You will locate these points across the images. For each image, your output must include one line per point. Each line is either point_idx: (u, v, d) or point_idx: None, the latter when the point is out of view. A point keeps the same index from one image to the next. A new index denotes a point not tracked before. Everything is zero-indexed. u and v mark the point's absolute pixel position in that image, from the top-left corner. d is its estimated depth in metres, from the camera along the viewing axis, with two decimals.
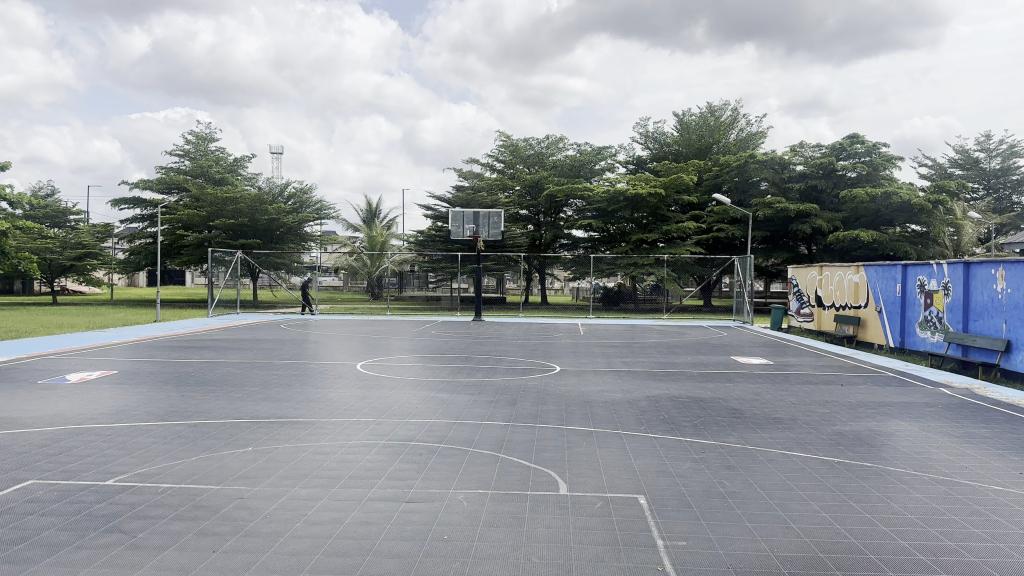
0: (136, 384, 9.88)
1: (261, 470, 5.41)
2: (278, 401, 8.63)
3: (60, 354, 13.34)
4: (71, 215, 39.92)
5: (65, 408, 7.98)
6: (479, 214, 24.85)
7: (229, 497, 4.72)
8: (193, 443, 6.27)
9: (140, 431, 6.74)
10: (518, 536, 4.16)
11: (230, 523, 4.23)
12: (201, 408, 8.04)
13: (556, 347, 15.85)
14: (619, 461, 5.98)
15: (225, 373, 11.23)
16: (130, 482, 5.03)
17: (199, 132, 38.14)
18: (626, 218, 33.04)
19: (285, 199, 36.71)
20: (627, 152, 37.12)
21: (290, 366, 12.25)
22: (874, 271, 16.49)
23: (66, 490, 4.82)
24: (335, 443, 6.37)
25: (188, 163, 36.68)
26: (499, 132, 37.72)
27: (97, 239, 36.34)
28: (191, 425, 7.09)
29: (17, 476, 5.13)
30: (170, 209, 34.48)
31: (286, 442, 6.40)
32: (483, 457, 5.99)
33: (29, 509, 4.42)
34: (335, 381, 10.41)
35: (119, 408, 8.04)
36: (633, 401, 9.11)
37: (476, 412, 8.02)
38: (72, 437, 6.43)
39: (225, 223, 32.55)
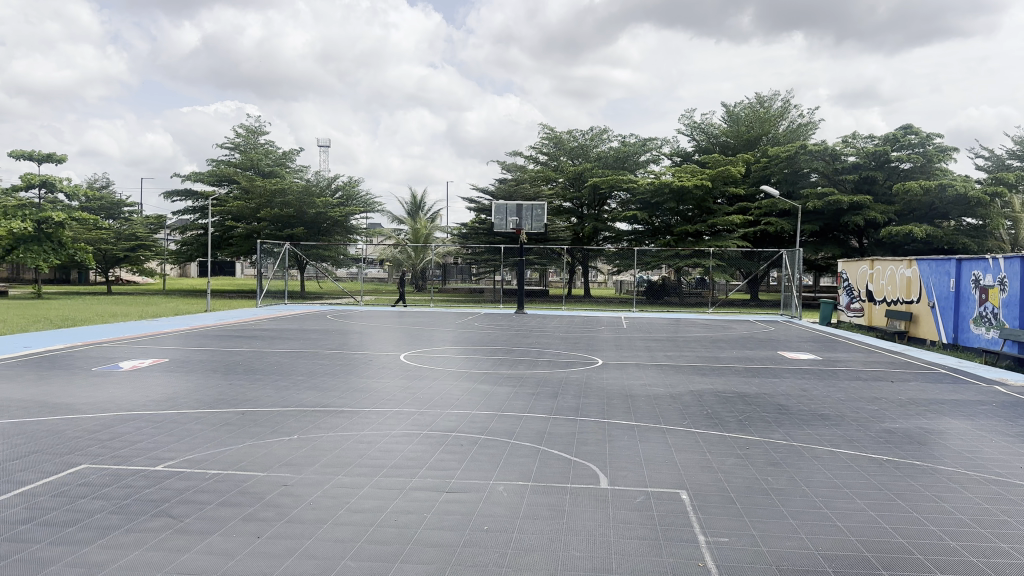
0: (187, 372, 10.14)
1: (307, 457, 5.51)
2: (322, 390, 8.74)
3: (113, 342, 13.74)
4: (125, 207, 41.14)
5: (117, 395, 8.24)
6: (522, 206, 24.77)
7: (275, 484, 4.81)
8: (239, 430, 6.41)
9: (189, 418, 6.90)
10: (557, 529, 4.15)
11: (275, 509, 4.32)
12: (248, 397, 8.20)
13: (599, 340, 15.76)
14: (661, 455, 5.93)
15: (272, 362, 11.44)
16: (179, 468, 5.17)
17: (249, 126, 38.96)
18: (672, 211, 32.66)
19: (333, 191, 37.23)
20: (672, 145, 36.68)
21: (335, 356, 12.39)
22: (927, 266, 16.03)
23: (118, 475, 4.98)
24: (378, 432, 6.43)
25: (238, 156, 37.47)
26: (542, 124, 37.67)
27: (150, 230, 37.32)
28: (238, 413, 7.23)
29: (71, 461, 5.31)
30: (220, 201, 35.32)
31: (330, 431, 6.49)
32: (525, 449, 6.00)
33: (81, 492, 4.56)
34: (380, 371, 10.54)
35: (170, 395, 8.26)
36: (676, 395, 9.01)
37: (518, 404, 8.03)
38: (124, 423, 6.63)
39: (274, 215, 33.16)
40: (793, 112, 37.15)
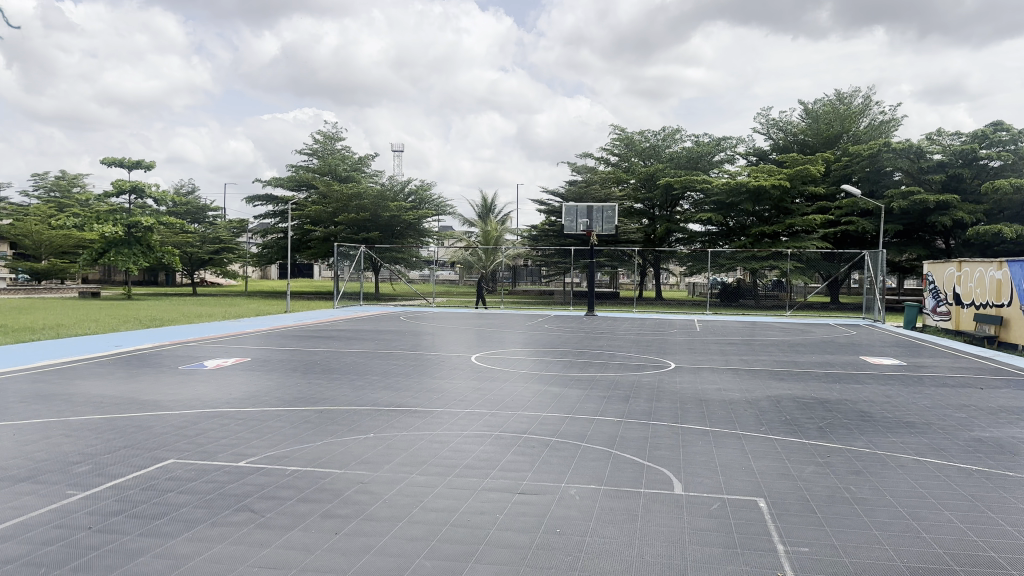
0: (267, 371, 10.49)
1: (382, 455, 5.61)
2: (396, 390, 8.90)
3: (199, 342, 14.35)
4: (210, 211, 42.88)
5: (203, 392, 8.59)
6: (593, 208, 24.62)
7: (351, 481, 4.91)
8: (318, 428, 6.58)
9: (270, 416, 7.14)
10: (630, 534, 4.10)
11: (351, 506, 4.41)
12: (325, 395, 8.42)
13: (671, 343, 15.53)
14: (737, 462, 5.79)
15: (348, 362, 11.72)
16: (261, 464, 5.35)
17: (327, 132, 40.04)
18: (747, 212, 31.97)
19: (406, 196, 37.88)
20: (746, 144, 35.87)
21: (408, 357, 12.59)
22: (1020, 267, 15.17)
23: (204, 470, 5.18)
24: (450, 432, 6.50)
25: (316, 161, 38.56)
26: (613, 125, 37.40)
27: (233, 234, 38.77)
28: (317, 411, 7.43)
29: (161, 455, 5.56)
30: (299, 205, 36.40)
31: (404, 430, 6.59)
32: (597, 452, 5.96)
33: (169, 486, 4.77)
34: (452, 372, 10.66)
35: (252, 393, 8.56)
36: (752, 400, 8.79)
37: (589, 407, 7.99)
38: (209, 420, 6.90)
39: (349, 218, 33.97)
40: (875, 108, 35.72)
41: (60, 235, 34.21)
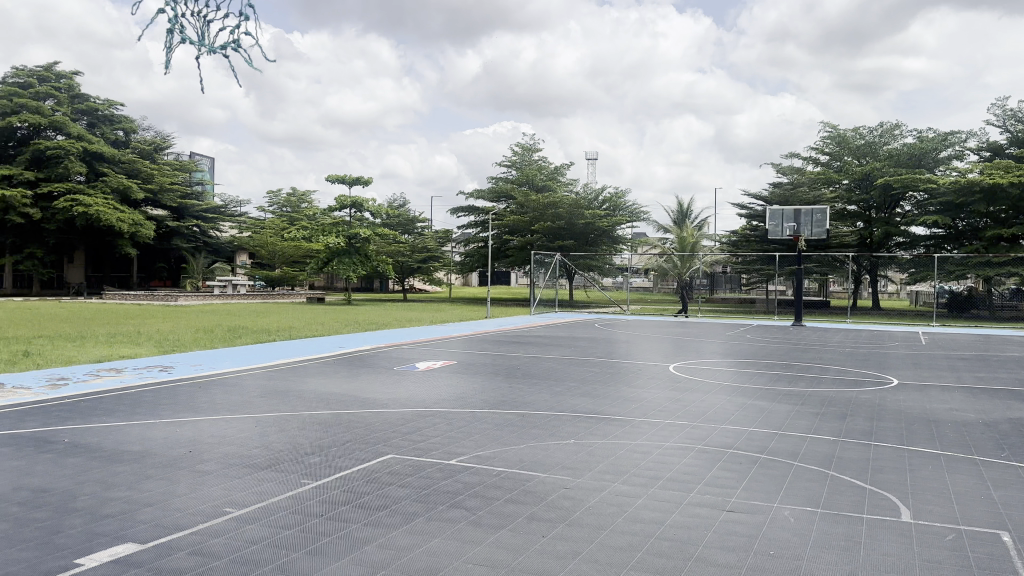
0: (471, 374, 10.96)
1: (585, 463, 5.64)
2: (595, 397, 8.92)
3: (409, 345, 15.31)
4: (418, 222, 45.70)
5: (415, 393, 9.14)
6: (800, 211, 23.19)
7: (555, 486, 4.99)
8: (521, 432, 6.76)
9: (476, 417, 7.44)
10: (853, 562, 3.79)
11: (557, 511, 4.47)
12: (526, 399, 8.64)
13: (892, 357, 14.21)
14: (978, 491, 5.15)
15: (546, 368, 11.93)
16: (470, 463, 5.58)
17: (525, 143, 41.17)
18: (982, 212, 28.54)
19: (601, 203, 37.99)
20: (981, 137, 32.05)
21: (605, 364, 12.57)
22: None
23: (419, 466, 5.50)
24: (650, 443, 6.40)
25: (515, 172, 39.77)
26: (822, 123, 35.02)
27: (438, 243, 41.02)
28: (519, 415, 7.64)
29: (381, 450, 5.99)
30: (499, 215, 37.72)
31: (605, 438, 6.58)
32: (810, 472, 5.57)
33: (389, 480, 5.12)
34: (650, 381, 10.50)
35: (459, 395, 8.98)
36: (992, 423, 7.81)
37: (799, 423, 7.51)
38: (422, 419, 7.33)
39: (546, 227, 34.66)
40: None
41: (291, 246, 38.07)
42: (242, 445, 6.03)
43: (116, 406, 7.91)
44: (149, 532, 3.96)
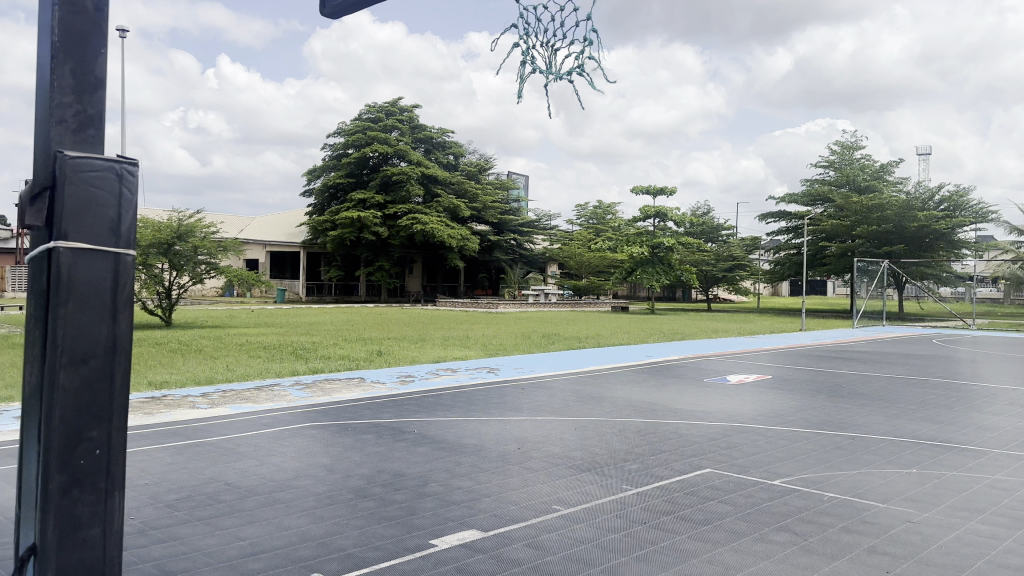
0: (788, 390, 10.32)
1: (932, 496, 4.99)
2: (938, 423, 7.86)
3: (718, 356, 14.90)
4: (724, 231, 44.36)
5: (727, 406, 8.87)
6: None
7: (898, 518, 4.48)
8: (850, 455, 6.20)
9: (797, 436, 6.99)
10: None
11: (901, 546, 4.02)
12: (854, 421, 7.90)
13: None
14: None
15: (874, 387, 10.81)
16: (796, 484, 5.26)
17: (845, 142, 37.82)
18: None
19: (938, 203, 33.43)
20: None
21: (948, 386, 11.02)
22: None
23: (739, 483, 5.31)
24: (1018, 481, 5.45)
25: (833, 174, 36.71)
26: None
27: (746, 251, 39.38)
28: (848, 437, 7.01)
29: (697, 463, 5.90)
30: (814, 220, 35.08)
31: (954, 469, 5.78)
32: None
33: (709, 494, 5.02)
34: (1009, 408, 8.97)
35: (775, 411, 8.51)
36: None
37: None
38: (737, 434, 7.08)
39: (870, 232, 31.43)
40: None
41: (599, 257, 39.32)
42: (563, 447, 6.35)
43: (453, 403, 8.82)
44: (489, 521, 4.35)
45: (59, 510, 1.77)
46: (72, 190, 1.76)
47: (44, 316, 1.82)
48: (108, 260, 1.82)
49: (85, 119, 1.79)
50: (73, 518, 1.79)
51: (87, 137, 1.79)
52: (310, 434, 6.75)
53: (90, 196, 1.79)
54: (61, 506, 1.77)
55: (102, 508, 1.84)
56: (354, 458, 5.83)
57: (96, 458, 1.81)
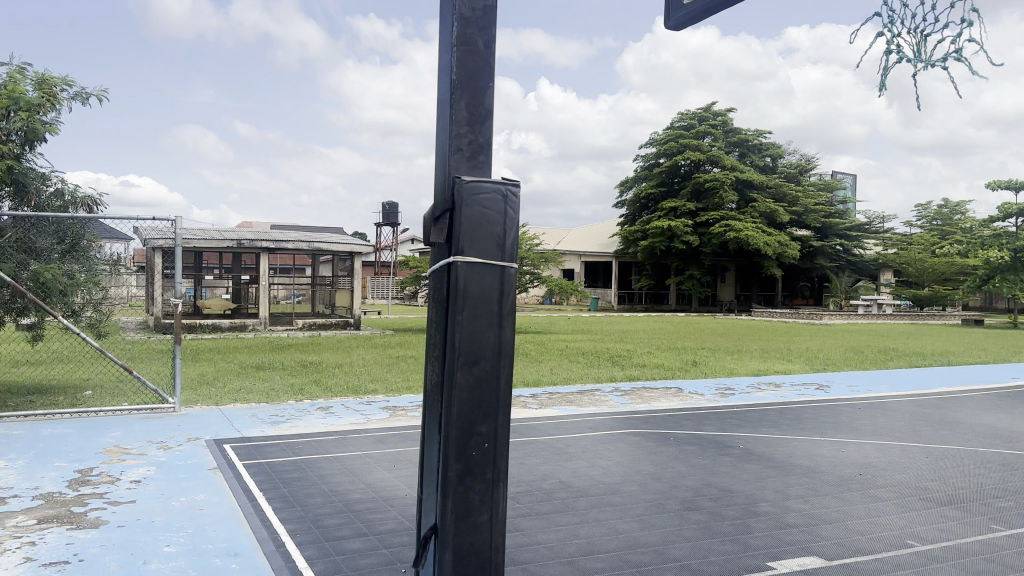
0: None
1: None
2: None
3: None
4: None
5: None
6: None
7: None
8: None
9: None
10: None
11: None
12: None
13: None
14: None
15: None
16: None
17: None
18: None
19: None
20: None
21: None
22: None
23: None
24: None
25: None
26: None
27: None
28: None
29: None
30: None
31: None
32: None
33: None
34: None
35: None
36: None
37: None
38: None
39: None
40: None
41: (943, 262, 34.53)
42: (910, 476, 5.67)
43: (778, 419, 8.37)
44: (832, 549, 4.03)
45: (451, 502, 1.59)
46: (466, 212, 1.54)
47: (442, 311, 1.66)
48: (495, 271, 1.56)
49: (476, 146, 1.59)
50: (462, 510, 1.59)
51: (477, 162, 1.59)
52: (632, 441, 6.87)
53: (480, 216, 1.55)
54: (454, 492, 1.58)
55: (489, 499, 1.62)
56: (680, 468, 5.81)
57: (484, 453, 1.59)
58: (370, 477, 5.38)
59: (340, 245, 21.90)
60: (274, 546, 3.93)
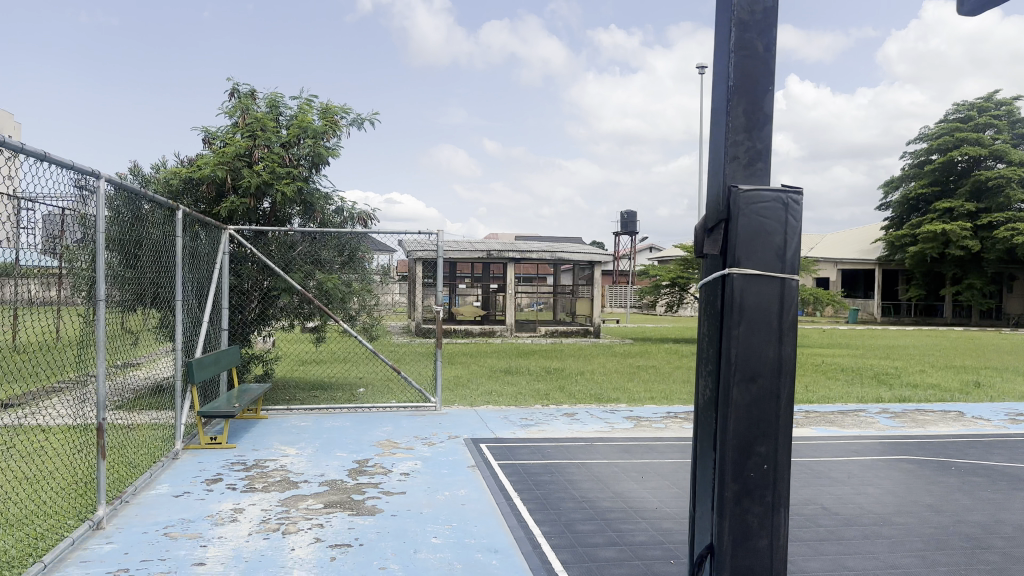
0: None
1: None
2: None
3: None
4: None
5: None
6: None
7: None
8: None
9: None
10: None
11: None
12: None
13: None
14: None
15: None
16: None
17: None
18: None
19: None
20: None
21: None
22: None
23: None
24: None
25: None
26: None
27: None
28: None
29: None
30: None
31: None
32: None
33: None
34: None
35: None
36: None
37: None
38: None
39: None
40: None
41: None
42: None
43: None
44: None
45: (732, 521, 1.90)
46: (744, 220, 1.85)
47: (715, 328, 1.98)
48: (774, 285, 1.87)
49: (754, 153, 1.90)
50: (742, 529, 1.90)
51: (754, 169, 1.90)
52: (906, 469, 6.19)
53: (759, 225, 1.86)
54: (733, 514, 1.90)
55: (768, 523, 1.91)
56: (964, 502, 5.13)
57: (763, 476, 1.89)
58: (619, 486, 5.40)
59: (581, 255, 22.32)
60: (531, 546, 4.08)
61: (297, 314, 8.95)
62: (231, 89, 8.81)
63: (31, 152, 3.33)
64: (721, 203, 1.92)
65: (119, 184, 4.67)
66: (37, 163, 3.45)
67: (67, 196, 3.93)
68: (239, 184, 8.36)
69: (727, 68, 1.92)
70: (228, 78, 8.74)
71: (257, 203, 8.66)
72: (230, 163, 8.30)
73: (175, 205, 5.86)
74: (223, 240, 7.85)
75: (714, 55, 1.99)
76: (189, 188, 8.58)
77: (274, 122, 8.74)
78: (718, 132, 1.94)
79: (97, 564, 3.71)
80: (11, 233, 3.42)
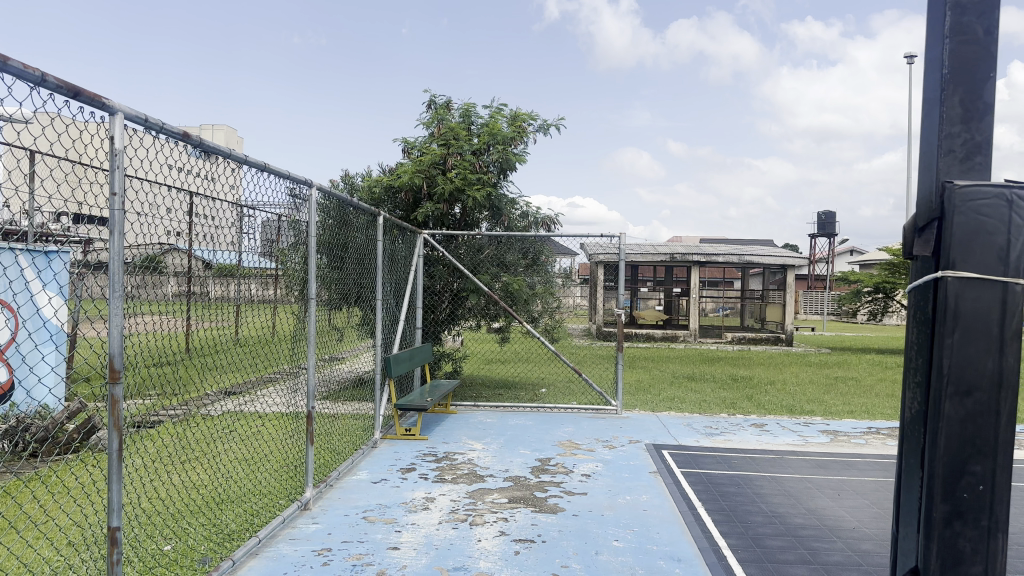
0: None
1: None
2: None
3: None
4: None
5: None
6: None
7: None
8: None
9: None
10: None
11: None
12: None
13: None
14: None
15: None
16: None
17: None
18: None
19: None
20: None
21: None
22: None
23: None
24: None
25: None
26: None
27: None
28: None
29: None
30: None
31: None
32: None
33: None
34: None
35: None
36: None
37: None
38: None
39: None
40: None
41: None
42: None
43: None
44: None
45: (941, 544, 1.73)
46: (959, 220, 1.71)
47: (925, 335, 1.83)
48: (995, 290, 1.70)
49: (973, 145, 1.74)
50: (954, 555, 1.73)
51: (973, 165, 1.74)
52: None
53: (979, 223, 1.71)
54: (942, 538, 1.73)
55: (983, 551, 1.73)
56: None
57: (978, 497, 1.72)
58: (813, 503, 5.10)
59: (771, 258, 21.29)
60: (716, 558, 3.97)
61: (484, 315, 9.27)
62: (429, 101, 9.37)
63: (254, 163, 3.75)
64: (934, 200, 1.78)
65: (329, 192, 5.13)
66: (259, 174, 3.87)
67: (284, 204, 4.39)
68: (433, 191, 8.84)
69: (941, 56, 1.78)
70: (426, 90, 9.28)
71: (449, 209, 9.14)
72: (425, 170, 8.81)
73: (378, 212, 6.33)
74: (418, 245, 8.32)
75: (925, 40, 1.84)
76: (388, 195, 9.23)
77: (466, 130, 9.13)
78: (930, 123, 1.80)
79: (304, 542, 4.09)
80: (235, 235, 3.86)
